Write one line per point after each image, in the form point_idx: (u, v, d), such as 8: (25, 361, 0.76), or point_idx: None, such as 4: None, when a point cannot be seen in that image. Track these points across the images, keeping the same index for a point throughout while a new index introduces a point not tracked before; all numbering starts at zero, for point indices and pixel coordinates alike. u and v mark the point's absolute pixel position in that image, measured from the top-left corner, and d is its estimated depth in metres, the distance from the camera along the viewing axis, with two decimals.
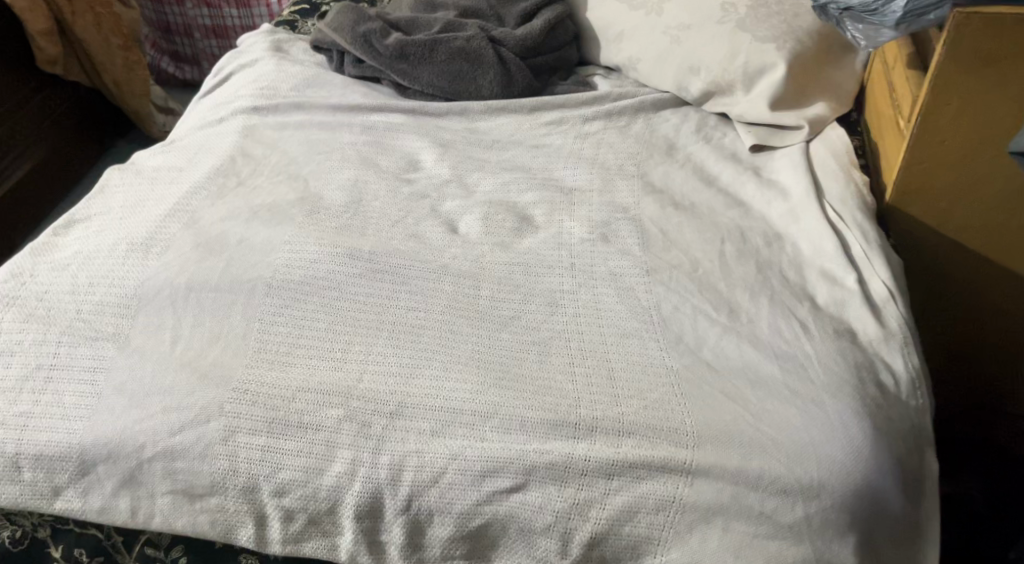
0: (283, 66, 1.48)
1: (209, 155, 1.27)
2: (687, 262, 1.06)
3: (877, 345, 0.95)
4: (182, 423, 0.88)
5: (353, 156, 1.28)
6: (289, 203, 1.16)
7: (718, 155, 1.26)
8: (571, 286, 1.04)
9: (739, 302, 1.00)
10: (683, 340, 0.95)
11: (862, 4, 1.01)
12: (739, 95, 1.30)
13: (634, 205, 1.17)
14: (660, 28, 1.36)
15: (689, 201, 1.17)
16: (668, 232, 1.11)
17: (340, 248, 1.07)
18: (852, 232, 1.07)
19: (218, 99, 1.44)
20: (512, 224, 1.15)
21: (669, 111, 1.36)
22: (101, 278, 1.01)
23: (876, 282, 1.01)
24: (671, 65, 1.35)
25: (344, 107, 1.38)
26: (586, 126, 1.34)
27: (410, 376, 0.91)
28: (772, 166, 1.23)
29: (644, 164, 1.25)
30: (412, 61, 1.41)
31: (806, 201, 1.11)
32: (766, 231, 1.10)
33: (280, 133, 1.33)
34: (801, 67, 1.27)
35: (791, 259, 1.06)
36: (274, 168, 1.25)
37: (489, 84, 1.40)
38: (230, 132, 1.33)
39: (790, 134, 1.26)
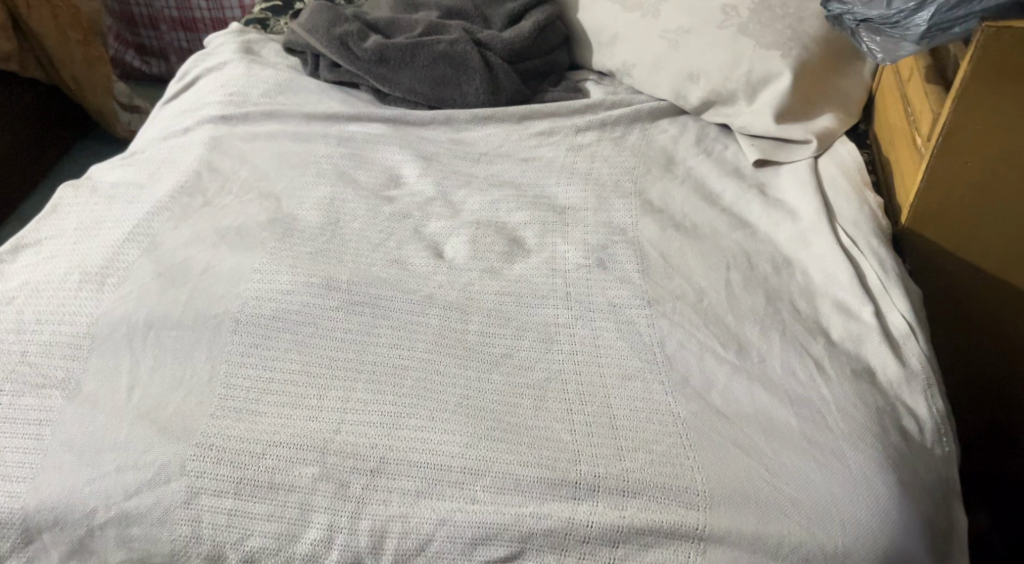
0: (254, 70, 1.38)
1: (172, 171, 1.18)
2: (691, 292, 0.98)
3: (900, 388, 0.87)
4: (138, 486, 0.80)
5: (329, 170, 1.19)
6: (259, 226, 1.07)
7: (720, 170, 1.18)
8: (567, 319, 0.96)
9: (748, 338, 0.92)
10: (690, 382, 0.88)
11: (881, 16, 0.94)
12: (741, 105, 1.22)
13: (631, 226, 1.09)
14: (657, 31, 1.27)
15: (691, 221, 1.09)
16: (669, 257, 1.03)
17: (315, 277, 0.98)
18: (868, 259, 0.99)
19: (184, 106, 1.35)
20: (501, 248, 1.07)
21: (667, 121, 1.28)
22: (51, 313, 0.93)
23: (895, 314, 0.93)
24: (668, 72, 1.27)
25: (319, 116, 1.28)
26: (579, 137, 1.26)
27: (393, 427, 0.83)
28: (778, 183, 1.15)
29: (642, 181, 1.17)
30: (392, 65, 1.32)
31: (817, 224, 1.04)
32: (774, 255, 1.02)
33: (250, 144, 1.24)
34: (807, 76, 1.19)
35: (802, 288, 0.98)
36: (243, 184, 1.16)
37: (475, 92, 1.31)
38: (195, 145, 1.24)
39: (796, 147, 1.19)
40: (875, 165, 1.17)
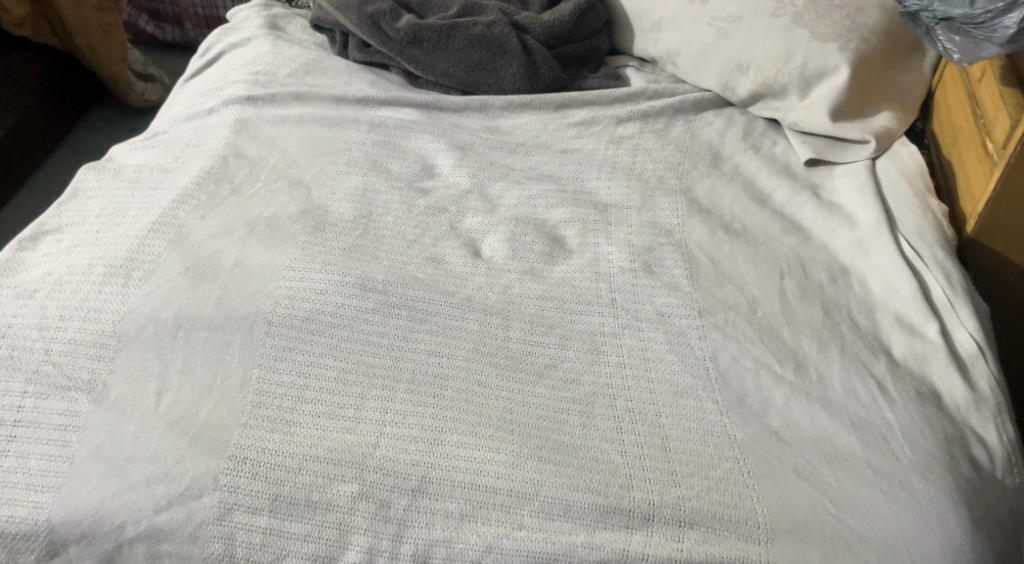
0: (280, 48, 1.33)
1: (198, 155, 1.13)
2: (744, 302, 0.94)
3: (967, 413, 0.83)
4: (169, 499, 0.77)
5: (361, 159, 1.14)
6: (289, 217, 1.03)
7: (770, 168, 1.13)
8: (614, 327, 0.92)
9: (805, 353, 0.88)
10: (746, 401, 0.84)
11: (964, 15, 0.87)
12: (793, 99, 1.17)
13: (679, 227, 1.04)
14: (706, 19, 1.22)
15: (740, 223, 1.05)
16: (719, 262, 0.99)
17: (349, 276, 0.94)
18: (932, 271, 0.94)
19: (208, 82, 1.29)
20: (542, 248, 1.02)
21: (712, 113, 1.23)
22: (74, 309, 0.88)
23: (961, 333, 0.89)
24: (716, 62, 1.21)
25: (350, 99, 1.23)
26: (621, 129, 1.21)
27: (434, 443, 0.79)
28: (832, 184, 1.09)
29: (688, 178, 1.12)
30: (426, 47, 1.26)
31: (876, 232, 0.99)
32: (830, 264, 0.98)
33: (278, 128, 1.18)
34: (865, 71, 1.14)
35: (860, 300, 0.94)
36: (272, 172, 1.11)
37: (512, 77, 1.26)
38: (222, 127, 1.18)
39: (851, 147, 1.13)
40: (934, 169, 1.12)
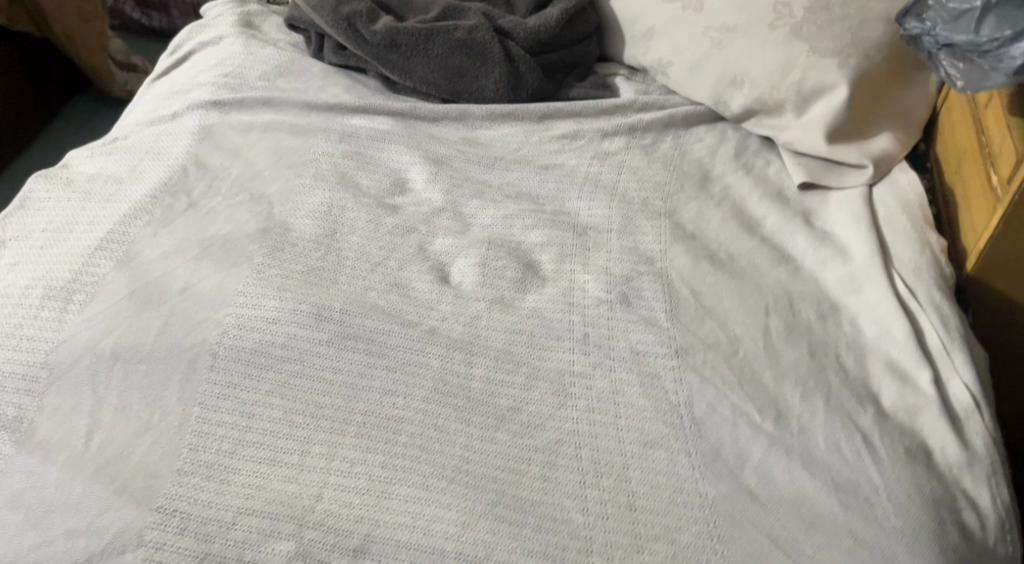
0: (252, 48, 1.26)
1: (157, 165, 1.07)
2: (725, 341, 0.88)
3: (959, 474, 0.78)
4: (89, 554, 0.71)
5: (329, 172, 1.08)
6: (246, 236, 0.97)
7: (762, 190, 1.06)
8: (584, 366, 0.86)
9: (788, 402, 0.82)
10: (721, 455, 0.78)
11: (968, 42, 0.81)
12: (788, 117, 1.10)
13: (660, 255, 0.98)
14: (700, 28, 1.15)
15: (727, 252, 0.98)
16: (701, 295, 0.93)
17: (304, 304, 0.88)
18: (928, 314, 0.88)
19: (175, 83, 1.23)
20: (514, 275, 0.96)
21: (703, 129, 1.17)
22: (7, 337, 0.84)
23: (955, 384, 0.83)
24: (709, 75, 1.15)
25: (322, 106, 1.17)
26: (606, 144, 1.15)
27: (381, 497, 0.74)
28: (826, 210, 1.03)
29: (673, 200, 1.05)
30: (404, 52, 1.19)
31: (870, 268, 0.92)
32: (820, 300, 0.91)
33: (244, 136, 1.12)
34: (866, 90, 1.07)
35: (850, 342, 0.87)
36: (233, 185, 1.05)
37: (494, 86, 1.19)
38: (184, 134, 1.12)
39: (848, 171, 1.07)
40: (935, 196, 1.05)
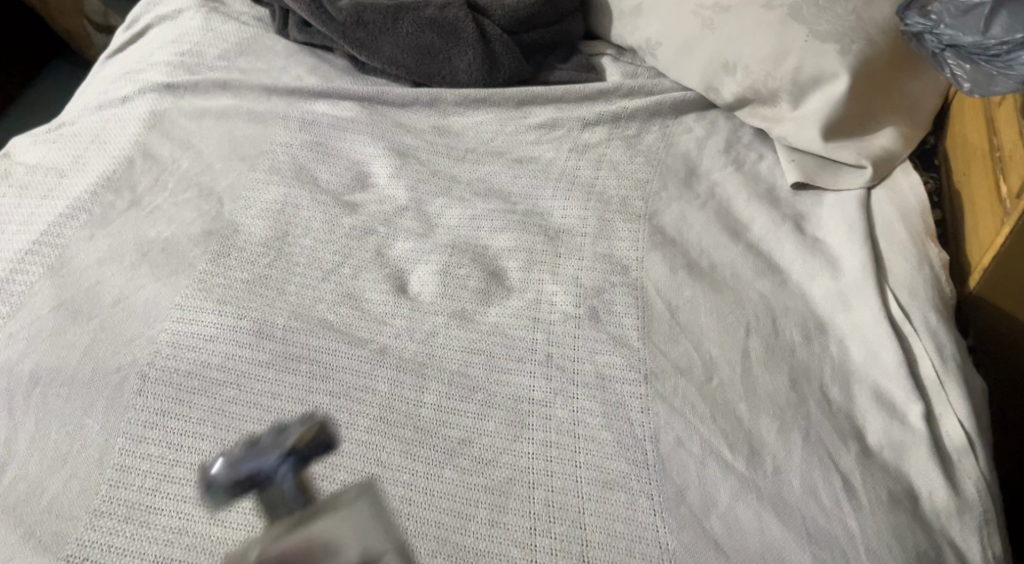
0: (212, 23, 1.17)
1: (100, 155, 1.00)
2: (699, 365, 0.81)
3: (946, 521, 0.72)
4: None
5: (285, 165, 1.00)
6: (191, 239, 0.90)
7: (751, 190, 0.98)
8: (545, 392, 0.79)
9: (763, 437, 0.75)
10: (686, 498, 0.72)
11: (973, 43, 0.77)
12: (783, 108, 1.02)
13: (636, 263, 0.91)
14: (691, 6, 1.06)
15: (708, 260, 0.92)
16: (677, 310, 0.86)
17: (246, 319, 0.82)
18: (922, 339, 0.80)
19: (128, 60, 1.15)
20: (477, 284, 0.89)
21: (692, 118, 1.09)
22: None
23: (949, 419, 0.76)
24: (699, 60, 1.06)
25: (282, 89, 1.08)
26: (586, 135, 1.07)
27: None
28: (819, 213, 0.95)
29: (655, 200, 0.98)
30: (371, 30, 1.10)
31: (860, 284, 0.84)
32: (805, 318, 0.85)
33: (197, 125, 1.04)
34: (869, 80, 0.98)
35: (835, 368, 0.81)
36: (180, 179, 0.97)
37: (467, 68, 1.10)
38: (133, 120, 1.04)
39: (845, 170, 0.97)
40: (942, 197, 0.96)
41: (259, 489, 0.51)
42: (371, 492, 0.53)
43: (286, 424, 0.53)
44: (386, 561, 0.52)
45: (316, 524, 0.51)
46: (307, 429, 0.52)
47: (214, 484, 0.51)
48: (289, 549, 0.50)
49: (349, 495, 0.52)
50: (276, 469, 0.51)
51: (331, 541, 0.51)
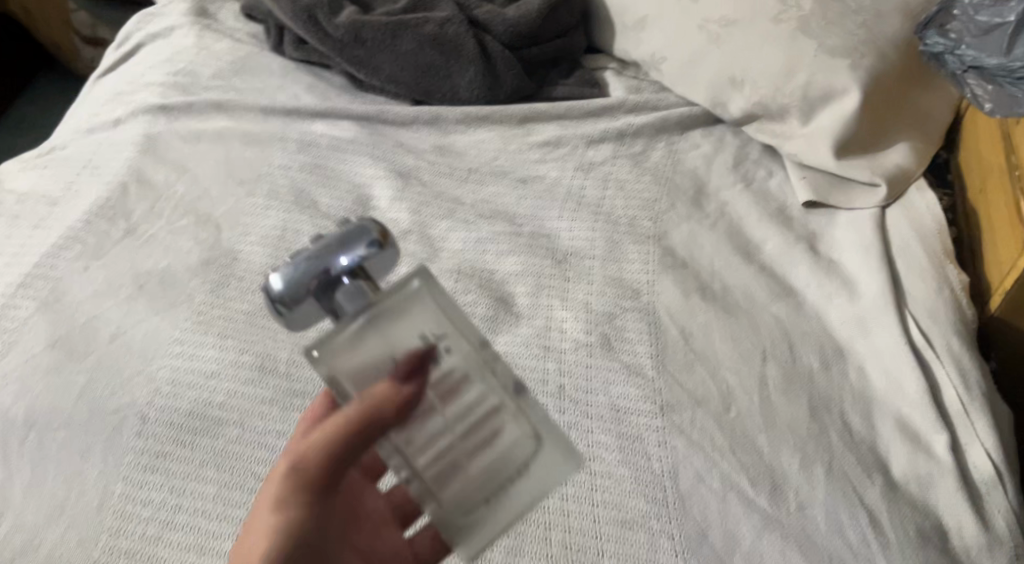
0: (206, 41, 1.14)
1: (92, 181, 0.97)
2: (716, 395, 0.79)
3: (977, 557, 0.70)
4: None
5: (284, 189, 0.97)
6: (189, 269, 0.88)
7: (762, 208, 0.96)
8: (558, 427, 0.77)
9: (786, 471, 0.73)
10: (709, 537, 0.70)
11: (999, 64, 0.84)
12: (792, 124, 0.99)
13: (647, 287, 0.89)
14: (696, 20, 1.04)
15: (721, 283, 0.89)
16: (691, 336, 0.84)
17: (248, 355, 0.79)
18: (945, 366, 0.78)
19: (119, 81, 1.12)
20: (485, 312, 0.86)
21: (699, 134, 1.06)
22: None
23: (976, 450, 0.74)
24: (706, 74, 1.04)
25: (279, 109, 1.06)
26: (591, 152, 1.04)
27: None
28: (833, 233, 0.93)
29: (664, 220, 0.96)
30: (370, 47, 1.08)
31: (879, 309, 0.83)
32: (822, 343, 0.82)
33: (192, 148, 1.01)
34: (880, 96, 0.96)
35: (856, 396, 0.78)
36: (176, 205, 0.95)
37: (468, 85, 1.08)
38: (126, 144, 1.01)
39: (858, 189, 0.95)
40: (954, 216, 0.95)
41: (334, 296, 0.57)
42: (426, 270, 0.59)
43: (342, 229, 0.58)
44: (450, 333, 0.59)
45: (381, 305, 0.58)
46: (366, 231, 0.58)
47: (290, 295, 0.57)
48: (358, 335, 0.57)
49: (403, 278, 0.58)
50: (347, 270, 0.57)
51: (392, 316, 0.58)
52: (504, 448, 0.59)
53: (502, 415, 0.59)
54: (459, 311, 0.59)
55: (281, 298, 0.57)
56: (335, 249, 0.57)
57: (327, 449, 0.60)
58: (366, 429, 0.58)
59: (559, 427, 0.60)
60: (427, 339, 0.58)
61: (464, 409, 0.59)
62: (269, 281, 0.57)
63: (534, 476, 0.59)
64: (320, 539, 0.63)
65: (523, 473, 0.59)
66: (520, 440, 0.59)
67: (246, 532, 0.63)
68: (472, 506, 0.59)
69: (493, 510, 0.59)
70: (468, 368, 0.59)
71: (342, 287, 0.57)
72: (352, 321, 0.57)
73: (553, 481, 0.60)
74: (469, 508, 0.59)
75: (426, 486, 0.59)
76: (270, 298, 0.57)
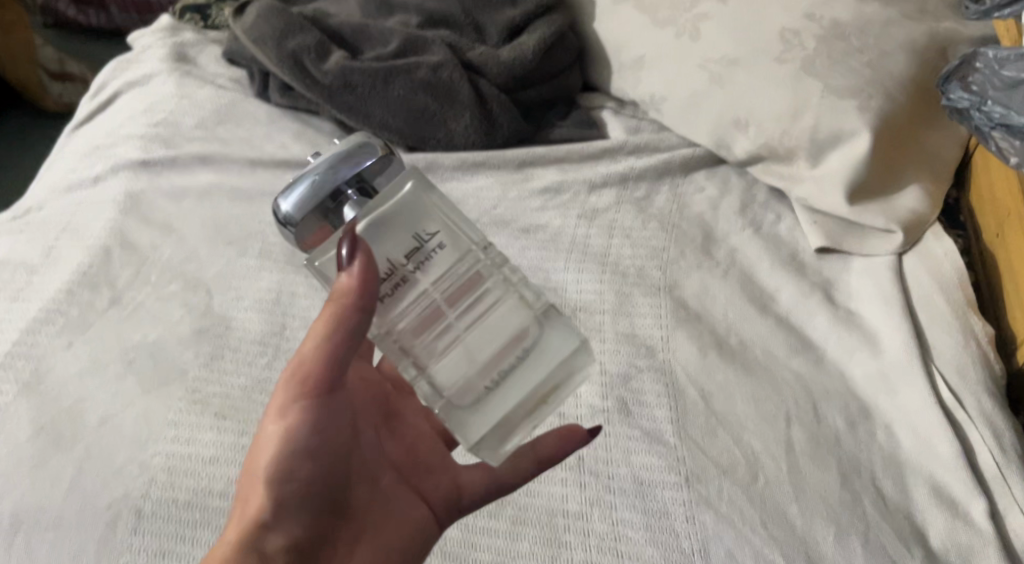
0: (186, 88, 1.10)
1: (73, 246, 0.92)
2: (742, 463, 0.76)
3: None
4: None
5: (276, 248, 0.93)
6: (180, 340, 0.83)
7: (773, 255, 0.93)
8: (579, 504, 0.75)
9: (820, 545, 0.72)
10: None
11: None
12: (801, 166, 0.96)
13: (662, 344, 0.85)
14: (697, 59, 1.01)
15: (737, 336, 0.86)
16: (711, 398, 0.81)
17: (249, 436, 0.76)
18: (978, 425, 0.76)
19: (97, 133, 1.07)
20: None
21: (703, 174, 1.03)
22: None
23: (1014, 515, 0.73)
24: (708, 115, 1.01)
25: (267, 162, 1.01)
26: (594, 198, 1.01)
27: None
28: (848, 281, 0.90)
29: (673, 269, 0.93)
30: (360, 93, 1.03)
31: (904, 365, 0.80)
32: (847, 402, 0.80)
33: (177, 205, 0.97)
34: (888, 137, 0.93)
35: (885, 458, 0.76)
36: (163, 270, 0.90)
37: (463, 130, 1.04)
38: (106, 204, 0.96)
39: (871, 234, 0.92)
40: (972, 267, 0.92)
41: (340, 210, 0.64)
42: (418, 172, 0.64)
43: (343, 149, 0.65)
44: (446, 236, 0.63)
45: (371, 210, 0.63)
46: (364, 148, 0.66)
47: (301, 213, 0.64)
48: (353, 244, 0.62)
49: (392, 185, 0.63)
50: (351, 183, 0.65)
51: (383, 220, 0.62)
52: (507, 331, 0.62)
53: (480, 281, 0.63)
54: (455, 210, 0.64)
55: (292, 215, 0.64)
56: (338, 163, 0.65)
57: (321, 349, 0.63)
58: (353, 317, 0.61)
59: (558, 314, 0.64)
60: (421, 238, 0.63)
61: (461, 295, 0.62)
62: (278, 201, 0.65)
63: (536, 357, 0.62)
64: (319, 448, 0.65)
65: (529, 356, 0.62)
66: (525, 327, 0.62)
67: (251, 447, 0.66)
68: (477, 393, 0.62)
69: (496, 396, 0.62)
70: (464, 260, 0.63)
71: (347, 198, 0.64)
72: (350, 222, 0.63)
73: (558, 361, 0.62)
74: (474, 396, 0.62)
75: (430, 373, 0.62)
76: (282, 217, 0.65)
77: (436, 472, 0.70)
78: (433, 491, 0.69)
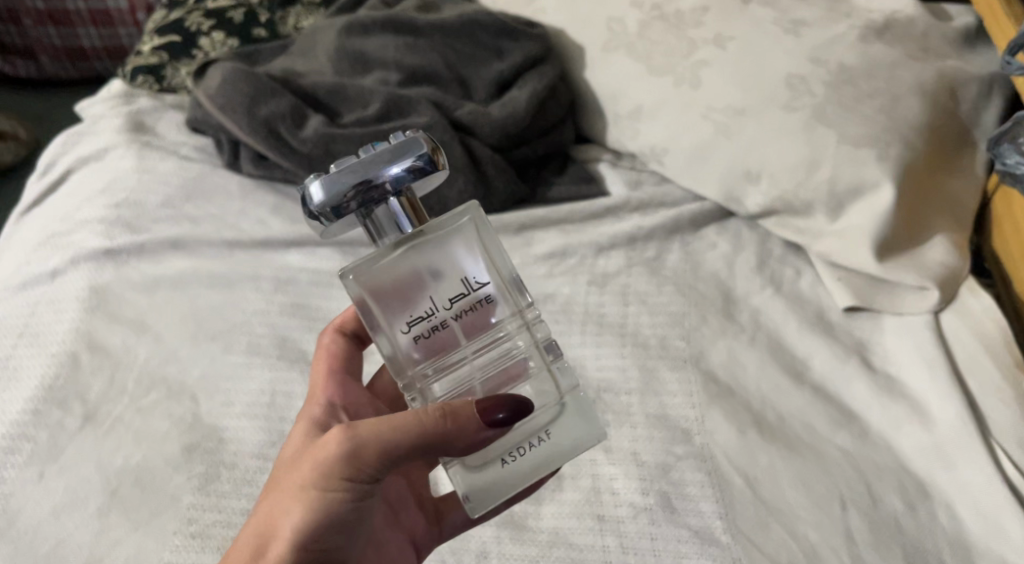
0: (146, 161, 1.01)
1: (33, 355, 0.82)
2: (802, 558, 0.71)
3: None
4: None
5: (264, 340, 0.83)
6: (168, 461, 0.74)
7: (800, 315, 0.88)
8: None
9: None
10: None
11: None
12: (820, 220, 0.91)
13: (697, 426, 0.79)
14: (699, 109, 0.95)
15: (775, 412, 0.80)
16: (758, 485, 0.75)
17: None
18: None
19: (50, 217, 0.97)
20: None
21: (713, 229, 0.97)
22: None
23: None
24: (715, 167, 0.95)
25: (244, 242, 0.92)
26: (602, 262, 0.94)
27: None
28: (883, 343, 0.85)
29: (696, 338, 0.86)
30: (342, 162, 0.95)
31: (960, 438, 0.76)
32: (903, 482, 0.75)
33: (148, 297, 0.87)
34: (911, 186, 0.88)
35: (951, 543, 0.72)
36: (140, 375, 0.81)
37: (458, 196, 0.96)
38: (67, 301, 0.86)
39: (901, 290, 0.87)
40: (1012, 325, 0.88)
41: (373, 210, 0.61)
42: (476, 207, 0.63)
43: (393, 143, 0.60)
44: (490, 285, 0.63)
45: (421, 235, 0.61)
46: (424, 150, 0.59)
47: (333, 206, 0.59)
48: (399, 266, 0.62)
49: (451, 215, 0.62)
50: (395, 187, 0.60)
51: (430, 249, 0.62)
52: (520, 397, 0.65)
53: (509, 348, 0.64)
54: (500, 249, 0.64)
55: (323, 210, 0.59)
56: (389, 163, 0.59)
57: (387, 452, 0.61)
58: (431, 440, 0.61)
59: (586, 399, 0.65)
60: (467, 282, 0.63)
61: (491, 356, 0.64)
62: (310, 186, 0.59)
63: (553, 436, 0.64)
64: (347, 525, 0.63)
65: (544, 430, 0.64)
66: (545, 398, 0.65)
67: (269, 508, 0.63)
68: (488, 457, 0.64)
69: (505, 468, 0.64)
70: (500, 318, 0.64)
71: (385, 203, 0.60)
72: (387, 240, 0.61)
73: (570, 445, 0.64)
74: (485, 458, 0.64)
75: None
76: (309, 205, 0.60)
77: (429, 517, 0.72)
78: (421, 532, 0.71)
